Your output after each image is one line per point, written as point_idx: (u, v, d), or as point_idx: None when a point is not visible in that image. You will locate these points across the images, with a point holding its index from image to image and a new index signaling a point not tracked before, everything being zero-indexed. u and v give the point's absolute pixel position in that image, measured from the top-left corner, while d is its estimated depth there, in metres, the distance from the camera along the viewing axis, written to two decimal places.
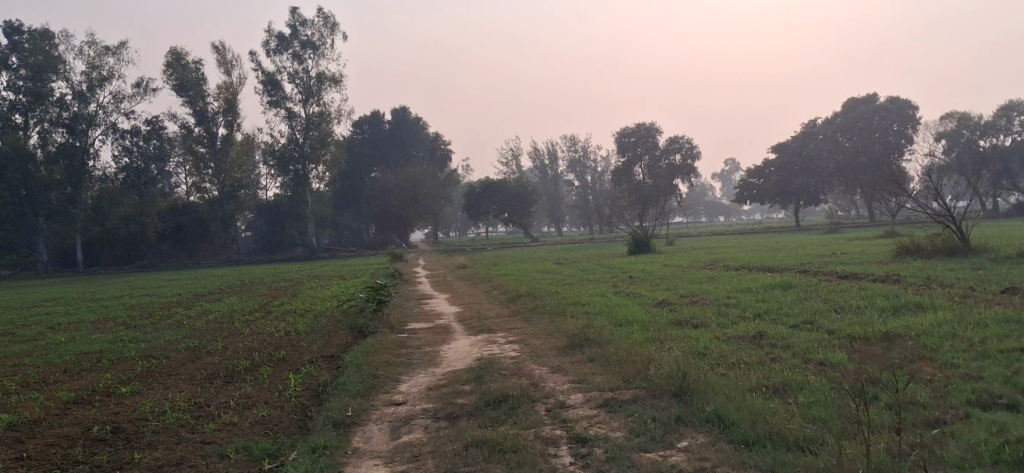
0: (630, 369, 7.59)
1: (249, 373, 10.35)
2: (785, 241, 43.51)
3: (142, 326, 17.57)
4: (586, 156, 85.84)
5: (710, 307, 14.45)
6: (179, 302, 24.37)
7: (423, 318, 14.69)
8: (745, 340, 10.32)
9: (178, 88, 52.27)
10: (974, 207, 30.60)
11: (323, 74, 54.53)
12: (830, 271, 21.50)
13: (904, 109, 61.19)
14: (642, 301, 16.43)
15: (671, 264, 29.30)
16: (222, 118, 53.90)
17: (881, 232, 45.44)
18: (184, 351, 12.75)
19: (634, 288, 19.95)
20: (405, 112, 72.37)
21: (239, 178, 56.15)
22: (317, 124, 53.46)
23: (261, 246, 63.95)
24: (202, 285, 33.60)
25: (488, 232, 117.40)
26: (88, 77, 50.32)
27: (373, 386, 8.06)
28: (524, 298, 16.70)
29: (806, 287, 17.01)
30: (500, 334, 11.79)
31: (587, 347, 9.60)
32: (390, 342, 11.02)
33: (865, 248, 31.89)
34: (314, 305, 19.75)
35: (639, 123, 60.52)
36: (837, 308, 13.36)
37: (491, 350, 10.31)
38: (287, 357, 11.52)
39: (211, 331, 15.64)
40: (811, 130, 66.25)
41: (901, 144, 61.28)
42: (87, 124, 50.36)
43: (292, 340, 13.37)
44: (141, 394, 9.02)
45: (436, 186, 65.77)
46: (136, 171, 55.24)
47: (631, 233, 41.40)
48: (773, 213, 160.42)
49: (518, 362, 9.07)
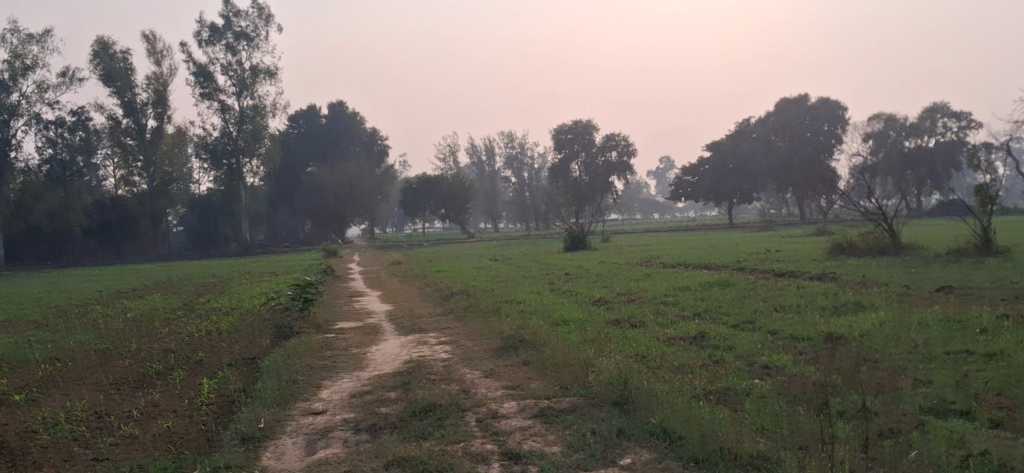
0: (569, 375, 7.13)
1: (160, 378, 9.69)
2: (721, 240, 43.70)
3: (55, 326, 16.67)
4: (524, 153, 85.71)
5: (648, 306, 14.11)
6: (100, 300, 23.32)
7: (352, 317, 14.10)
8: (687, 341, 9.96)
9: (105, 78, 50.52)
10: (903, 207, 31.01)
11: (257, 67, 53.25)
12: (767, 269, 21.43)
13: (835, 110, 61.00)
14: (578, 299, 16.04)
15: (609, 262, 29.04)
16: (152, 109, 52.39)
17: (815, 230, 46.00)
18: (93, 353, 12.02)
19: (572, 286, 19.57)
20: (341, 106, 70.89)
21: (169, 172, 54.61)
22: (251, 117, 52.16)
23: (191, 241, 62.34)
24: (126, 281, 32.39)
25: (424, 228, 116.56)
26: (10, 66, 48.34)
27: (291, 393, 7.48)
28: (457, 297, 16.20)
29: (743, 285, 16.85)
30: (432, 334, 11.28)
31: (522, 349, 9.13)
32: (315, 344, 10.42)
33: (798, 246, 32.05)
34: (241, 303, 18.98)
35: (576, 120, 60.15)
36: (777, 308, 13.13)
37: (421, 352, 9.78)
38: (204, 359, 10.89)
39: (128, 331, 14.84)
40: (747, 129, 66.08)
41: (831, 145, 61.12)
42: (8, 115, 48.75)
43: (212, 340, 12.69)
44: (36, 404, 8.34)
45: (373, 182, 64.82)
46: (60, 163, 52.81)
47: (569, 230, 41.17)
48: (708, 210, 162.53)
49: (449, 366, 8.55)
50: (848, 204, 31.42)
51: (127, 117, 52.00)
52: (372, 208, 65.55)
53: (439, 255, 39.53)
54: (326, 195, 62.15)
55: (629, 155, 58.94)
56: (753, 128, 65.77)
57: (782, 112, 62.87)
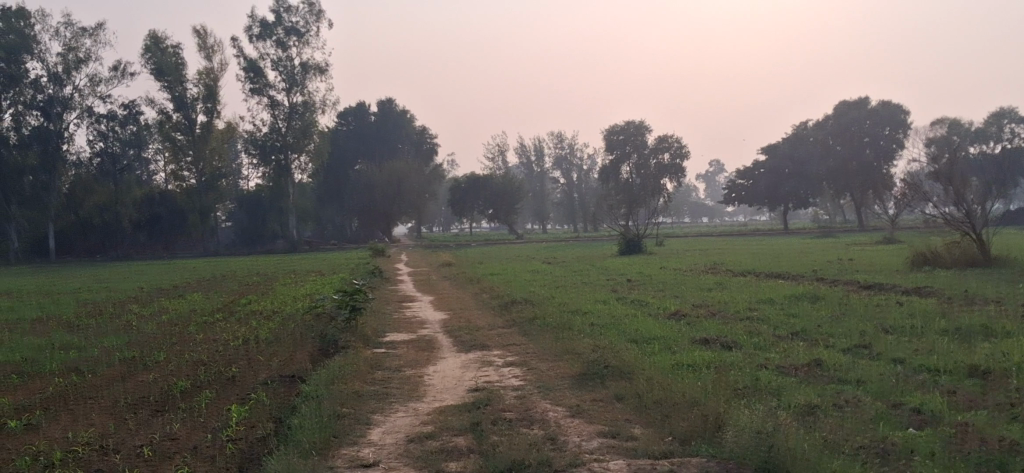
0: (681, 426, 5.64)
1: (185, 399, 8.42)
2: (782, 246, 41.80)
3: (87, 327, 15.57)
4: (573, 153, 84.09)
5: (734, 322, 12.52)
6: (138, 298, 22.25)
7: (405, 327, 12.73)
8: (799, 371, 8.39)
9: (155, 73, 49.98)
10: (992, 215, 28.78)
11: (308, 63, 52.36)
12: (849, 280, 19.62)
13: (896, 114, 59.17)
14: (650, 311, 14.53)
15: (669, 267, 27.38)
16: (202, 104, 51.73)
17: (882, 238, 43.81)
18: (117, 364, 10.80)
19: (638, 294, 18.00)
20: (391, 104, 70.71)
21: (218, 166, 54.00)
22: (301, 113, 51.40)
23: (240, 238, 61.83)
24: (169, 278, 31.53)
25: (470, 228, 115.13)
26: (64, 59, 47.97)
27: (335, 433, 6.07)
28: (518, 305, 14.76)
29: (834, 298, 15.16)
30: (496, 352, 9.82)
31: (608, 378, 7.63)
32: (361, 362, 9.05)
33: (872, 254, 29.83)
34: (283, 306, 17.77)
35: (629, 121, 59.59)
36: (886, 328, 11.43)
37: (486, 377, 8.32)
38: (238, 375, 9.62)
39: (160, 336, 13.64)
40: (801, 133, 64.15)
41: (892, 150, 58.85)
42: (63, 108, 47.94)
43: (250, 350, 11.45)
44: (31, 433, 7.04)
45: (422, 180, 63.51)
46: (111, 156, 52.44)
47: (624, 233, 39.47)
48: (758, 214, 159.77)
49: (523, 399, 7.08)
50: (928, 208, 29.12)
51: (177, 112, 51.32)
52: (420, 206, 64.34)
53: (489, 257, 38.14)
54: (374, 193, 60.92)
55: (681, 157, 57.02)
56: (809, 131, 63.51)
57: (840, 115, 60.93)
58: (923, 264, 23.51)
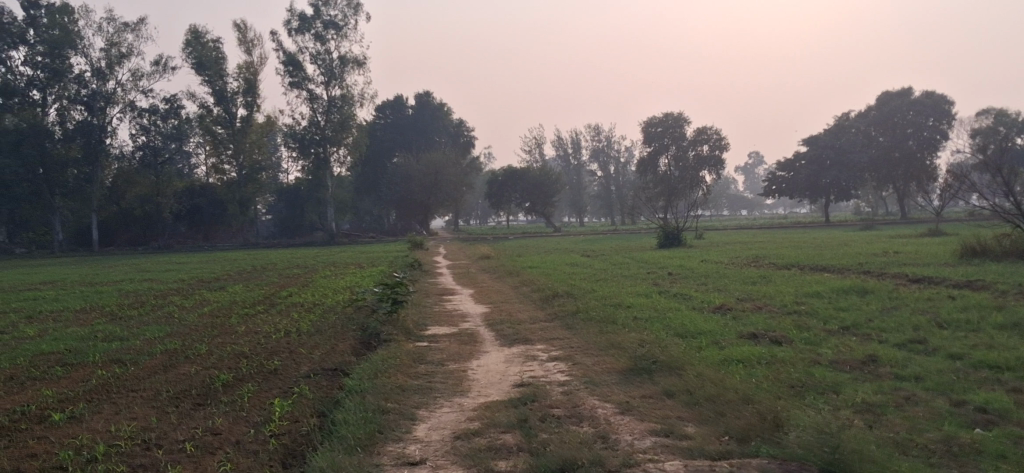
0: (737, 426, 5.45)
1: (227, 392, 8.36)
2: (824, 238, 41.17)
3: (130, 319, 15.63)
4: (610, 146, 83.36)
5: (781, 316, 12.26)
6: (180, 290, 22.38)
7: (446, 320, 12.61)
8: (853, 368, 8.15)
9: (196, 67, 50.41)
10: None
11: (346, 56, 52.51)
12: (896, 273, 19.21)
13: (940, 104, 58.38)
14: (694, 304, 14.28)
15: (709, 260, 27.02)
16: (241, 98, 52.14)
17: (927, 230, 42.99)
18: (159, 355, 10.78)
19: (681, 287, 17.74)
20: (428, 96, 70.57)
21: (258, 159, 54.36)
22: (339, 106, 51.55)
23: (279, 230, 62.22)
24: (210, 269, 31.73)
25: (507, 219, 115.00)
26: (107, 54, 48.51)
27: (380, 429, 5.95)
28: (559, 298, 14.59)
29: (883, 292, 14.81)
30: (540, 346, 9.66)
31: (657, 374, 7.44)
32: (404, 355, 8.92)
33: (918, 247, 29.22)
34: (322, 298, 17.75)
35: (667, 113, 58.85)
36: (939, 323, 11.11)
37: (531, 372, 8.15)
38: (279, 368, 9.55)
39: (202, 328, 13.64)
40: (845, 123, 63.15)
41: (936, 141, 57.60)
42: (105, 102, 48.74)
43: (290, 343, 11.39)
44: (75, 425, 7.00)
45: (459, 173, 63.43)
46: (152, 149, 52.52)
47: (663, 226, 39.08)
48: (797, 206, 158.00)
49: (570, 396, 6.91)
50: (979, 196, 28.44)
51: (217, 105, 51.62)
52: (458, 198, 64.30)
53: (527, 250, 37.96)
54: (412, 184, 61.00)
55: (721, 149, 56.81)
56: (852, 122, 62.99)
57: (883, 105, 60.50)
58: (972, 256, 22.94)
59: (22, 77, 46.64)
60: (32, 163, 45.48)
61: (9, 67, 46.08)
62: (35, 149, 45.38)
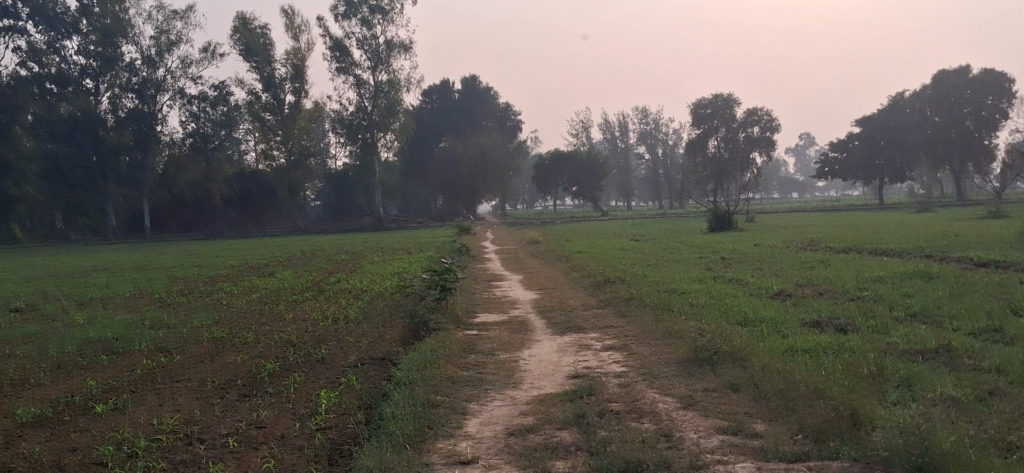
0: (812, 423, 5.08)
1: (273, 383, 8.15)
2: (880, 220, 40.19)
3: (179, 305, 15.60)
4: (658, 129, 82.04)
5: (844, 302, 11.78)
6: (230, 276, 22.40)
7: (496, 307, 12.32)
8: (927, 359, 7.69)
9: (245, 53, 50.66)
10: None
11: (392, 41, 52.33)
12: (960, 256, 18.49)
13: (1000, 81, 55.72)
14: (751, 290, 13.81)
15: (762, 243, 26.40)
16: (289, 84, 52.31)
17: (986, 211, 41.76)
18: (206, 343, 10.65)
19: (735, 272, 17.24)
20: (475, 80, 70.05)
21: (306, 145, 54.54)
22: (386, 92, 51.41)
23: (328, 215, 62.50)
24: (259, 255, 31.85)
25: (554, 203, 114.41)
26: (157, 42, 48.92)
27: (429, 423, 5.67)
28: (611, 284, 14.23)
29: (950, 276, 14.19)
30: (594, 334, 9.33)
31: (720, 366, 7.06)
32: (454, 345, 8.64)
33: (980, 229, 28.26)
34: (370, 284, 17.56)
35: (716, 95, 56.99)
36: (1014, 309, 10.54)
37: (585, 362, 7.81)
38: (327, 356, 9.34)
39: (250, 315, 13.51)
40: (900, 103, 61.00)
41: (996, 120, 55.33)
42: (156, 90, 49.13)
43: (338, 330, 11.19)
44: (118, 417, 6.83)
45: (506, 157, 63.09)
46: (203, 136, 52.75)
47: (713, 209, 38.36)
48: (850, 189, 155.20)
49: (628, 388, 6.57)
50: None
51: (266, 92, 52.02)
52: (505, 182, 64.00)
53: (575, 234, 37.55)
54: (459, 169, 60.83)
55: (772, 130, 55.96)
56: (907, 100, 60.78)
57: (940, 84, 57.77)
58: None
59: (76, 66, 47.23)
60: (88, 151, 46.59)
61: (62, 56, 46.73)
62: (89, 138, 46.36)
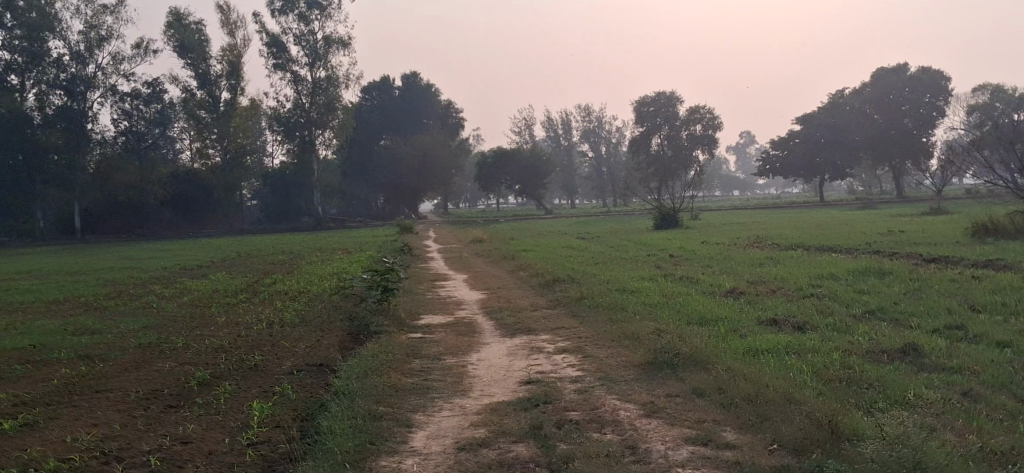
0: (788, 433, 4.70)
1: (202, 393, 7.56)
2: (821, 217, 40.48)
3: (106, 309, 14.83)
4: (600, 127, 82.14)
5: (799, 300, 11.50)
6: (163, 278, 21.53)
7: (441, 308, 11.82)
8: (893, 359, 7.39)
9: (178, 50, 49.54)
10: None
11: (331, 37, 51.44)
12: (908, 253, 18.47)
13: (937, 81, 57.20)
14: (702, 288, 13.50)
15: (709, 241, 26.25)
16: (226, 81, 51.25)
17: (923, 208, 42.34)
18: (133, 350, 9.98)
19: (684, 270, 16.96)
20: (416, 78, 69.42)
21: (243, 143, 53.35)
22: (325, 88, 50.50)
23: (267, 215, 61.24)
24: (194, 256, 30.85)
25: (498, 202, 113.96)
26: (87, 37, 47.35)
27: (373, 439, 5.18)
28: (560, 284, 13.83)
29: (901, 273, 14.03)
30: (544, 337, 8.89)
31: (681, 370, 6.67)
32: (397, 350, 8.15)
33: (923, 225, 28.46)
34: (310, 285, 16.94)
35: (659, 93, 57.37)
36: (974, 306, 10.35)
37: (538, 367, 7.37)
38: (261, 364, 8.77)
39: (183, 319, 12.85)
40: (839, 102, 62.01)
41: (933, 117, 56.40)
42: (86, 86, 47.34)
43: (274, 335, 10.62)
44: (28, 434, 6.20)
45: (449, 155, 62.50)
46: (135, 134, 52.79)
47: (657, 207, 38.25)
48: (788, 185, 157.54)
49: (586, 394, 6.14)
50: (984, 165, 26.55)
51: (201, 89, 50.89)
52: (448, 181, 63.34)
53: (521, 232, 37.16)
54: (401, 167, 60.03)
55: (714, 128, 55.88)
56: (846, 99, 61.74)
57: (879, 82, 59.11)
58: (986, 234, 22.19)
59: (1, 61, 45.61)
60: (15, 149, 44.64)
61: None
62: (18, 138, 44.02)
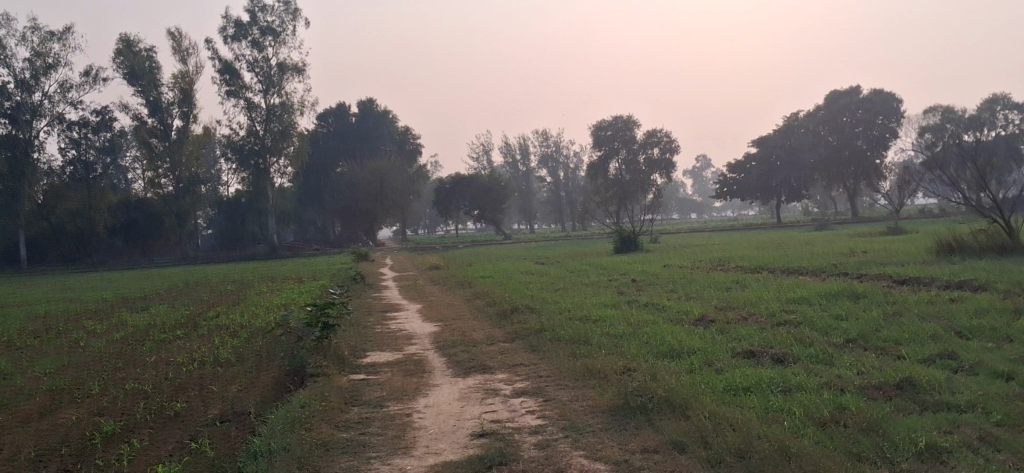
0: None
1: (102, 451, 6.50)
2: (784, 238, 40.01)
3: (27, 349, 13.58)
4: (558, 151, 81.63)
5: (774, 328, 10.71)
6: (99, 311, 20.23)
7: (390, 343, 10.87)
8: (890, 395, 6.59)
9: (129, 77, 48.04)
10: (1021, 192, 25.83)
11: (284, 63, 50.36)
12: (878, 274, 17.81)
13: (889, 102, 57.11)
14: (670, 315, 12.65)
15: (671, 264, 25.53)
16: (177, 108, 49.68)
17: (884, 228, 42.12)
18: (40, 398, 8.87)
19: (647, 295, 16.17)
20: (372, 104, 68.59)
21: (196, 172, 51.95)
22: (279, 115, 49.17)
23: (220, 243, 59.74)
24: (139, 287, 29.44)
25: (456, 228, 112.91)
26: (32, 65, 45.75)
27: None
28: (519, 313, 12.92)
29: (875, 296, 13.31)
30: (502, 376, 7.97)
31: (658, 416, 5.80)
32: (334, 396, 7.19)
33: (887, 245, 28.05)
34: (252, 319, 15.81)
35: (616, 116, 57.15)
36: (961, 332, 9.59)
37: (493, 413, 6.46)
38: (181, 412, 7.71)
39: (106, 359, 11.69)
40: (794, 123, 61.78)
41: (885, 139, 56.72)
42: (32, 115, 45.84)
43: (203, 376, 9.54)
44: None
45: (405, 181, 61.46)
46: (84, 164, 49.71)
47: (617, 230, 37.49)
48: (744, 208, 158.32)
49: (549, 449, 5.26)
50: (939, 176, 25.91)
51: (152, 116, 49.24)
52: (405, 207, 62.22)
53: (478, 258, 36.22)
54: (357, 194, 58.78)
55: (672, 152, 55.46)
56: (801, 120, 61.52)
57: (832, 104, 58.97)
58: (953, 253, 21.57)
59: None
60: None
61: None
62: None
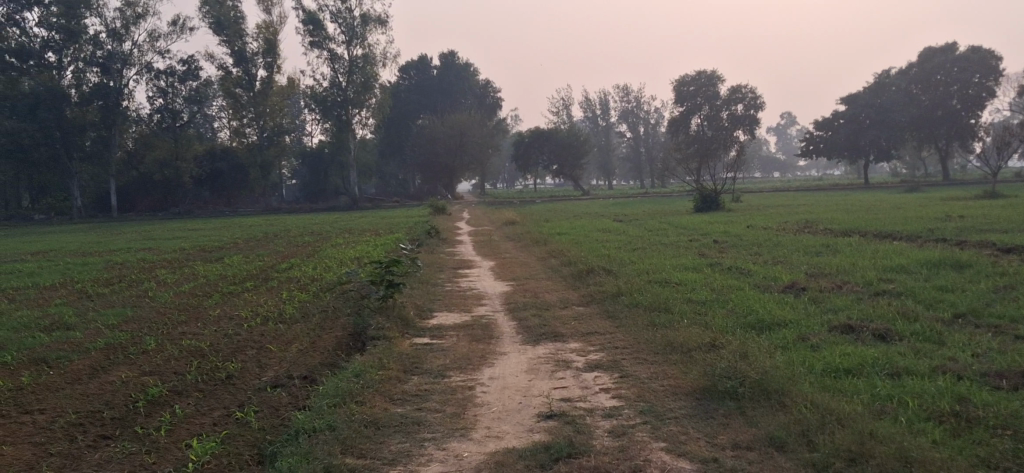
0: None
1: (144, 417, 6.09)
2: (875, 201, 38.34)
3: (97, 299, 13.47)
4: (640, 107, 80.04)
5: (872, 298, 9.86)
6: (175, 261, 20.24)
7: (459, 303, 10.36)
8: (1014, 385, 5.79)
9: (214, 27, 48.55)
10: None
11: (368, 14, 50.01)
12: (981, 241, 16.65)
13: (987, 60, 54.33)
14: (756, 281, 11.87)
15: (754, 226, 24.56)
16: (261, 59, 49.94)
17: (982, 191, 40.14)
18: (95, 353, 8.59)
19: (731, 258, 15.36)
20: (453, 57, 68.16)
21: (279, 123, 52.16)
22: (361, 67, 48.91)
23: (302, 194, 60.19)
24: (218, 236, 29.59)
25: (535, 184, 112.15)
26: (123, 14, 46.38)
27: None
28: (596, 275, 12.29)
29: (980, 265, 12.31)
30: (574, 346, 7.36)
31: (751, 405, 5.11)
32: (393, 363, 6.70)
33: (987, 210, 26.52)
34: (323, 272, 15.50)
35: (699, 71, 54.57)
36: None
37: (563, 389, 5.86)
38: (235, 374, 7.31)
39: (171, 312, 11.46)
40: (885, 81, 58.85)
41: (982, 98, 53.88)
42: (123, 64, 46.43)
43: (263, 334, 9.16)
44: None
45: (485, 134, 60.49)
46: (171, 113, 50.89)
47: (699, 189, 36.38)
48: (830, 168, 153.73)
49: (627, 439, 4.64)
50: None
51: (236, 66, 49.68)
52: (484, 161, 61.70)
53: (555, 214, 35.57)
54: (436, 146, 58.53)
55: (757, 108, 53.97)
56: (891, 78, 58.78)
57: (927, 62, 56.49)
58: None
59: (37, 39, 44.61)
60: (51, 127, 42.89)
61: (22, 29, 44.20)
62: (54, 114, 42.97)
